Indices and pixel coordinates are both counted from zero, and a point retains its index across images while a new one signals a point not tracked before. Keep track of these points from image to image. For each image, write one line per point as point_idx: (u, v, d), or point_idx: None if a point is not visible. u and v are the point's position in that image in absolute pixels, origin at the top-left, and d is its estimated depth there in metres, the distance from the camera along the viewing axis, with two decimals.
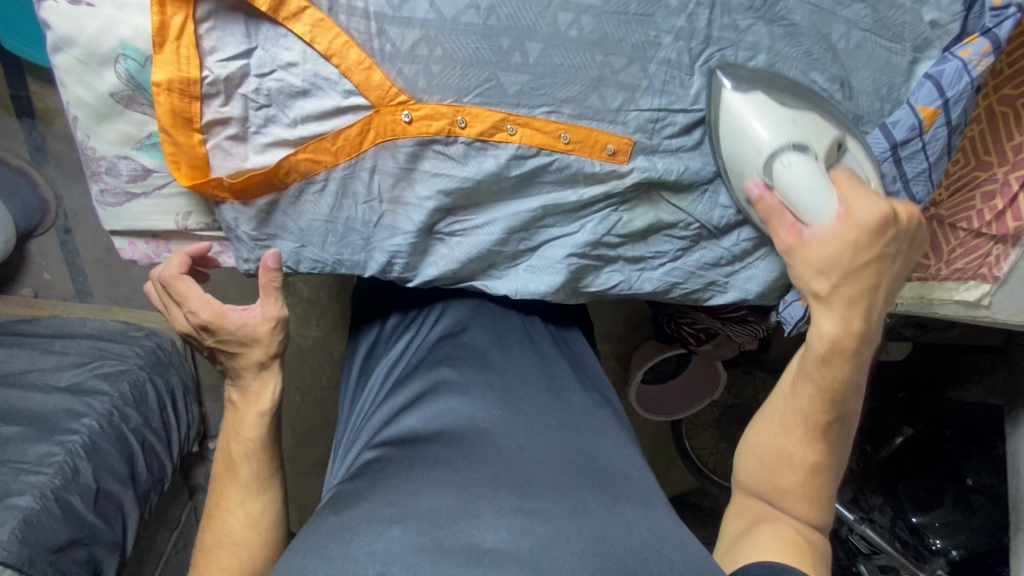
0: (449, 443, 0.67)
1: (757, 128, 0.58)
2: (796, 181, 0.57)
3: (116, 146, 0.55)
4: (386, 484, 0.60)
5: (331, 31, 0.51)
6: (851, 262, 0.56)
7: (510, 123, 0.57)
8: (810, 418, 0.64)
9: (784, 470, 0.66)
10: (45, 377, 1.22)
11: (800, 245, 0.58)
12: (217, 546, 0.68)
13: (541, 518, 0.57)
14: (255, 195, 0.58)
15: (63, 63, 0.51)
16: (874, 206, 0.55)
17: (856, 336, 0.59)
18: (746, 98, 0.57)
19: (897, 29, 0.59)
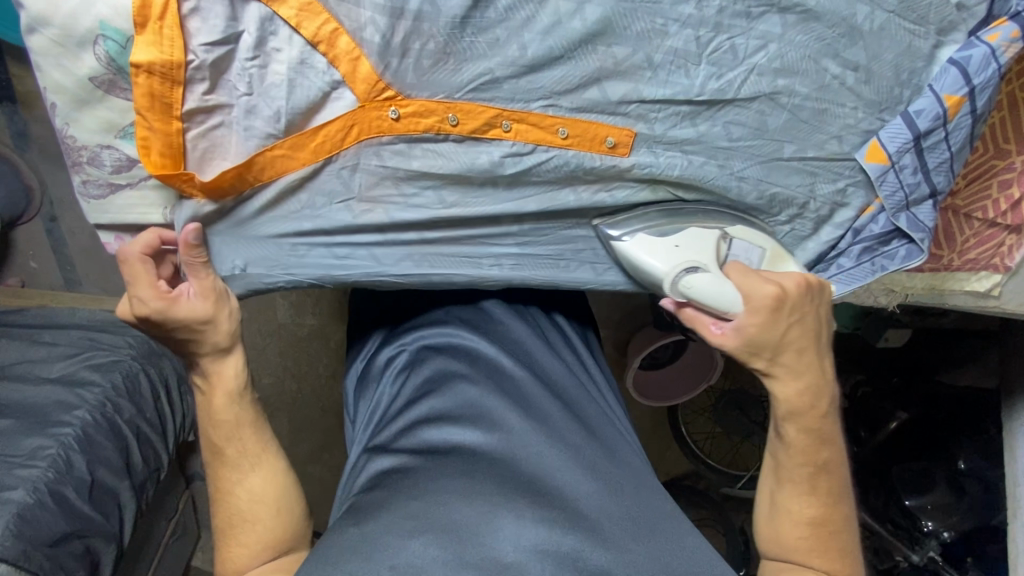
0: (468, 456, 0.65)
1: (653, 263, 0.64)
2: (700, 295, 0.62)
3: (98, 135, 0.51)
4: (408, 497, 0.60)
5: (320, 16, 0.47)
6: (775, 340, 0.60)
7: (504, 119, 0.55)
8: (799, 475, 0.66)
9: (791, 528, 0.66)
10: (35, 369, 1.19)
11: (725, 343, 0.62)
12: (228, 523, 0.65)
13: (565, 528, 0.58)
14: (226, 194, 0.55)
15: (39, 46, 0.46)
16: (766, 286, 0.59)
17: (810, 394, 0.64)
18: (633, 240, 0.64)
19: (922, 11, 0.56)
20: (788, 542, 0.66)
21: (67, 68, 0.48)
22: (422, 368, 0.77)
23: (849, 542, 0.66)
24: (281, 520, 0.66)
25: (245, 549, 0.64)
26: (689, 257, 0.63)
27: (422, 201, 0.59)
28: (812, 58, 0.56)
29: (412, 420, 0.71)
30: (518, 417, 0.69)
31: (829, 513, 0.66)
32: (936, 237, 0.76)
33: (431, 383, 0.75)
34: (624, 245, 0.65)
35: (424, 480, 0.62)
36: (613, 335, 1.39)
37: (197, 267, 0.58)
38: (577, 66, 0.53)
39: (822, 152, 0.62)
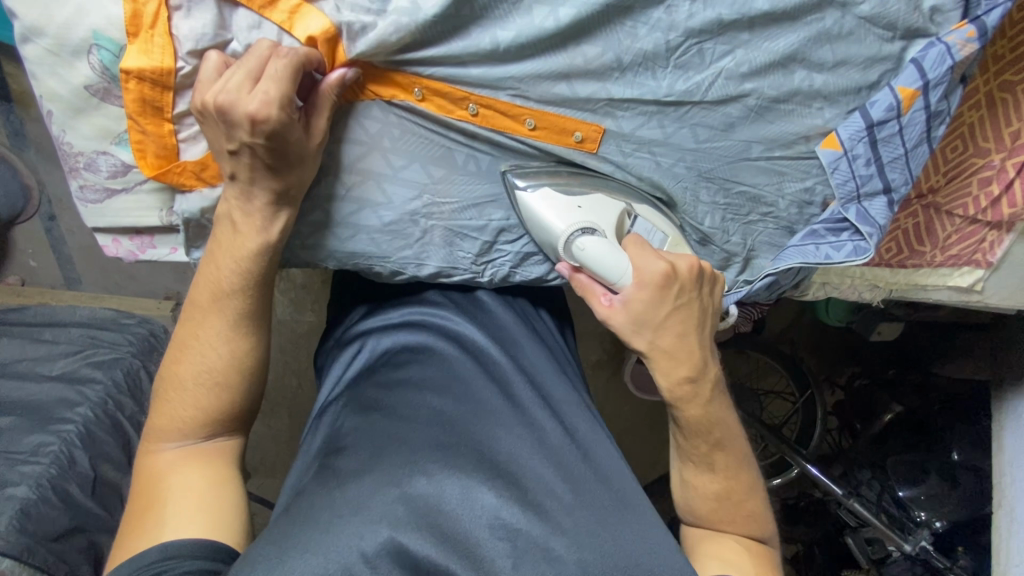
0: (448, 429, 0.66)
1: (550, 222, 0.60)
2: (593, 264, 0.60)
3: (94, 141, 0.52)
4: (389, 461, 0.61)
5: (309, 15, 0.47)
6: (658, 318, 0.60)
7: (471, 102, 0.55)
8: (699, 453, 0.67)
9: (703, 500, 0.68)
10: (36, 366, 1.21)
11: (612, 315, 0.61)
12: (193, 380, 0.59)
13: (535, 511, 0.60)
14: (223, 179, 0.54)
15: (33, 55, 0.47)
16: (657, 262, 0.58)
17: (692, 381, 0.63)
18: (536, 194, 0.59)
19: (891, 18, 0.57)
20: (698, 513, 0.68)
21: (62, 76, 0.49)
22: (401, 341, 0.77)
23: (757, 504, 0.68)
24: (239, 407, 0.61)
25: (197, 411, 0.59)
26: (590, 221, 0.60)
27: (411, 175, 0.58)
28: (780, 65, 0.58)
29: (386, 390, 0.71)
30: (496, 397, 0.70)
31: (730, 481, 0.67)
32: (917, 233, 0.77)
33: (412, 355, 0.75)
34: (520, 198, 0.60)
35: (401, 446, 0.63)
36: (607, 329, 1.42)
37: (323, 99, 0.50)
38: (545, 64, 0.53)
39: (789, 150, 0.63)
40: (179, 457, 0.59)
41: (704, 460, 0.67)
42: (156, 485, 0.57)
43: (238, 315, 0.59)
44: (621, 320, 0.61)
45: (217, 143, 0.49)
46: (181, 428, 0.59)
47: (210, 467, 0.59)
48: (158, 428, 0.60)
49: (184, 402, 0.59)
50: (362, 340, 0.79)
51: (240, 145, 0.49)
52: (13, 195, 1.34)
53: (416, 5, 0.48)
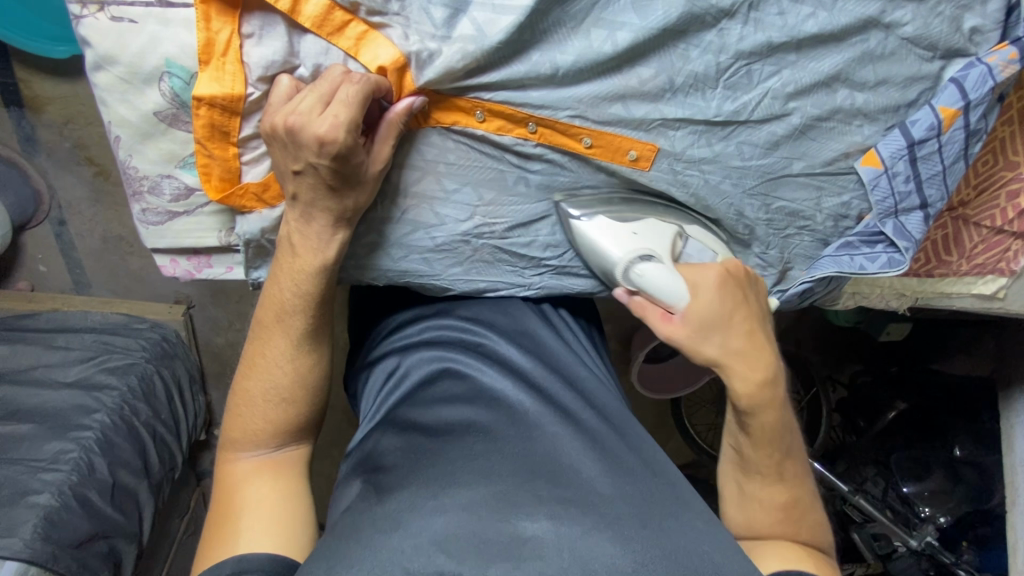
0: (483, 435, 0.64)
1: (605, 247, 0.62)
2: (652, 285, 0.61)
3: (159, 164, 0.53)
4: (425, 473, 0.60)
5: (377, 43, 0.49)
6: (727, 318, 0.59)
7: (531, 121, 0.56)
8: (763, 466, 0.65)
9: (762, 513, 0.66)
10: (52, 373, 1.21)
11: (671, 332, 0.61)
12: (262, 395, 0.62)
13: (581, 509, 0.56)
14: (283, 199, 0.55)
15: (104, 82, 0.49)
16: (709, 271, 0.60)
17: (768, 386, 0.61)
18: (592, 223, 0.62)
19: (934, 38, 0.58)
20: (760, 528, 0.66)
21: (132, 103, 0.50)
22: (434, 362, 0.75)
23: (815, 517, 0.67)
24: (303, 422, 0.64)
25: (267, 424, 0.62)
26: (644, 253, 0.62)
27: (464, 198, 0.60)
28: (825, 84, 0.59)
29: (430, 410, 0.69)
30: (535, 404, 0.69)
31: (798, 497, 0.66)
32: (945, 243, 0.79)
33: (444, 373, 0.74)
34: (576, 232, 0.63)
35: (438, 459, 0.62)
36: (616, 329, 1.44)
37: (392, 128, 0.51)
38: (603, 85, 0.55)
39: (829, 167, 0.64)
40: (253, 468, 0.62)
41: (773, 472, 0.65)
42: (231, 499, 0.60)
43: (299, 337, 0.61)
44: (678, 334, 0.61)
45: (283, 162, 0.51)
46: (252, 441, 0.62)
47: (276, 481, 0.61)
48: (233, 442, 0.63)
49: (254, 416, 0.62)
50: (388, 361, 0.80)
51: (305, 165, 0.50)
52: (23, 200, 1.32)
53: (483, 31, 0.49)
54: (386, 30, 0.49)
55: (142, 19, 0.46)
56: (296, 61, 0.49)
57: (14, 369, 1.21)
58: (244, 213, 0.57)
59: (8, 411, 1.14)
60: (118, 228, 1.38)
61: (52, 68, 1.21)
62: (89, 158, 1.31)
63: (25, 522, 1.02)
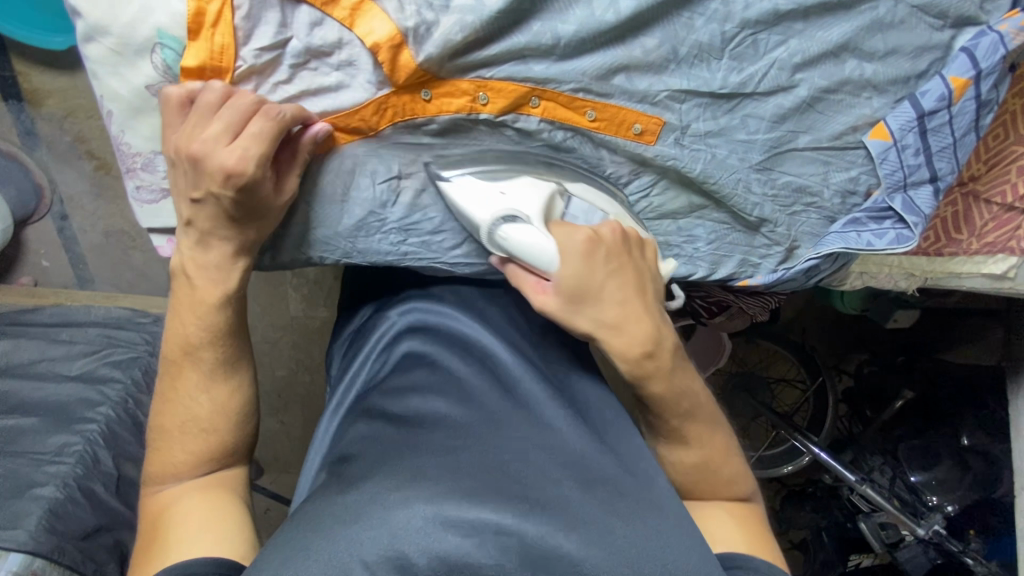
0: (451, 428, 0.57)
1: (467, 210, 0.55)
2: (519, 249, 0.54)
3: (152, 141, 0.52)
4: (390, 465, 0.52)
5: (371, 12, 0.47)
6: (592, 287, 0.54)
7: (534, 96, 0.54)
8: (676, 431, 0.61)
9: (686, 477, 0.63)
10: (56, 366, 1.21)
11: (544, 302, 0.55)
12: (179, 427, 0.58)
13: (549, 509, 0.50)
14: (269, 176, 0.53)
15: (96, 55, 0.48)
16: (576, 234, 0.53)
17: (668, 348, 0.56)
18: (460, 182, 0.55)
19: (942, 7, 0.57)
20: (686, 487, 0.63)
21: (124, 76, 0.49)
22: (407, 348, 0.70)
23: (744, 477, 0.64)
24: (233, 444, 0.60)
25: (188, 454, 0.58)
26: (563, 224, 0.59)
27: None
28: (833, 55, 0.58)
29: (392, 397, 0.63)
30: (512, 397, 0.61)
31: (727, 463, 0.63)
32: (955, 222, 0.78)
33: (416, 360, 0.68)
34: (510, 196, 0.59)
35: (405, 453, 0.54)
36: None
37: (297, 157, 0.52)
38: (606, 56, 0.53)
39: (837, 141, 0.63)
40: (178, 494, 0.57)
41: (680, 437, 0.61)
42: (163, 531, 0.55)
43: (215, 365, 0.59)
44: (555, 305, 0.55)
45: (184, 186, 0.51)
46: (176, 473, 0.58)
47: (208, 505, 0.56)
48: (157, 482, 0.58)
49: (176, 448, 0.58)
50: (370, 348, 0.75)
51: (206, 194, 0.50)
52: (25, 195, 1.31)
53: (481, 1, 0.48)
54: (381, 1, 0.47)
55: None
56: (289, 32, 0.47)
57: (17, 364, 1.21)
58: None
59: (11, 405, 1.14)
60: (119, 222, 1.37)
61: (51, 61, 1.21)
62: (89, 151, 1.30)
63: (29, 514, 1.01)
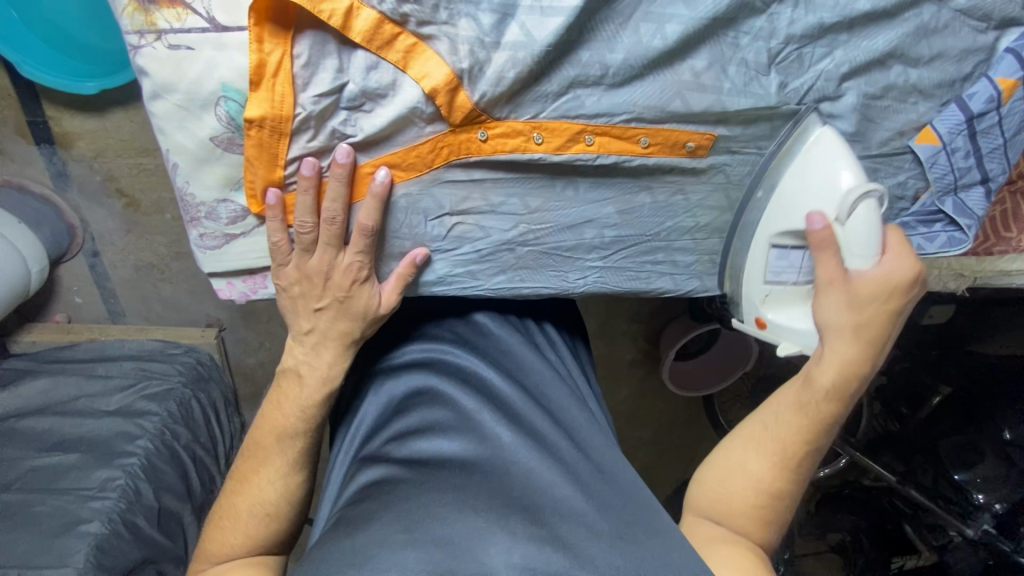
0: (457, 469, 0.61)
1: (843, 171, 0.56)
2: (862, 228, 0.55)
3: (217, 190, 0.54)
4: (396, 506, 0.56)
5: (425, 55, 0.48)
6: (881, 301, 0.58)
7: (588, 133, 0.55)
8: (787, 446, 0.63)
9: (733, 478, 0.65)
10: (94, 402, 1.23)
11: (840, 283, 0.58)
12: (247, 511, 0.66)
13: (554, 545, 0.53)
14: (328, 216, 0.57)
15: (162, 111, 0.49)
16: (910, 262, 0.57)
17: (859, 383, 0.61)
18: (830, 147, 0.57)
19: (988, 9, 0.57)
20: (735, 508, 0.64)
21: (189, 130, 0.50)
22: (409, 383, 0.72)
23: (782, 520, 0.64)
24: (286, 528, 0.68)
25: (245, 538, 0.65)
26: (788, 294, 0.63)
27: (510, 208, 0.59)
28: (879, 62, 0.57)
29: (407, 439, 0.65)
30: (509, 432, 0.64)
31: (787, 487, 0.63)
32: (1004, 218, 0.76)
33: (418, 397, 0.70)
34: (779, 172, 0.60)
35: (417, 492, 0.57)
36: (643, 330, 1.42)
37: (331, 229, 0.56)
38: (654, 80, 0.54)
39: (883, 148, 0.62)
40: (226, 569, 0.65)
41: (786, 457, 0.63)
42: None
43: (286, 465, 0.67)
44: (835, 302, 0.58)
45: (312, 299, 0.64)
46: (228, 551, 0.65)
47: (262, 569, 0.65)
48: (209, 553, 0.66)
49: (235, 530, 0.66)
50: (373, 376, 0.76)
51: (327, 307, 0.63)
52: (58, 235, 1.34)
53: (532, 36, 0.48)
54: (435, 43, 0.48)
55: (198, 46, 0.46)
56: (343, 74, 0.48)
57: (57, 401, 1.23)
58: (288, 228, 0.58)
59: (53, 442, 1.16)
60: (149, 257, 1.40)
61: (80, 105, 1.24)
62: (120, 189, 1.33)
63: (77, 551, 1.01)
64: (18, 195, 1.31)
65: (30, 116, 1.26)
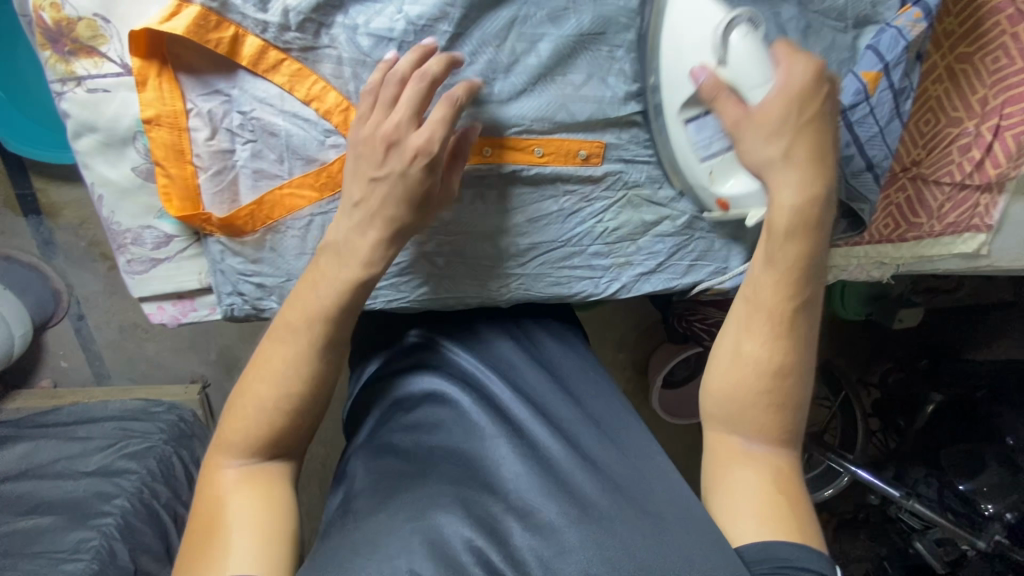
0: (455, 464, 0.58)
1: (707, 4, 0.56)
2: (738, 59, 0.56)
3: (139, 217, 0.58)
4: (393, 504, 0.54)
5: (309, 78, 0.54)
6: (797, 125, 0.54)
7: (485, 146, 0.61)
8: (774, 309, 0.58)
9: (733, 372, 0.60)
10: (73, 464, 1.16)
11: (746, 122, 0.56)
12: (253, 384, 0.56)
13: (557, 540, 0.50)
14: (244, 231, 0.58)
15: (86, 147, 0.55)
16: (806, 63, 0.54)
17: (814, 210, 0.56)
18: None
19: (839, 11, 0.63)
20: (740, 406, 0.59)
21: (113, 163, 0.56)
22: (417, 387, 0.70)
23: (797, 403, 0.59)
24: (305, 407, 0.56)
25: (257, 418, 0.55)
26: (726, 163, 0.62)
27: None
28: None
29: (405, 438, 0.63)
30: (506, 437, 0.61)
31: (787, 359, 0.58)
32: (910, 205, 0.80)
33: (423, 398, 0.68)
34: (659, 40, 0.59)
35: (407, 492, 0.55)
36: (628, 356, 1.43)
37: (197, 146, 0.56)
38: (541, 91, 0.60)
39: None
40: (244, 476, 0.54)
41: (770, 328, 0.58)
42: (223, 513, 0.53)
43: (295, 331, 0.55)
44: (753, 140, 0.55)
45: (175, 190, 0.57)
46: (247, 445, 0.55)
47: (276, 495, 0.55)
48: (226, 444, 0.56)
49: (248, 413, 0.55)
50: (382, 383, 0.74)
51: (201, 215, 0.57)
52: (44, 301, 1.37)
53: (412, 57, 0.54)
54: (319, 67, 0.54)
55: (114, 88, 0.54)
56: (232, 93, 0.54)
57: (37, 465, 1.16)
58: (204, 236, 0.59)
59: (32, 504, 1.09)
60: (133, 316, 1.42)
61: (65, 175, 1.32)
62: (104, 253, 1.38)
63: None
64: (8, 264, 1.36)
65: (18, 189, 1.33)
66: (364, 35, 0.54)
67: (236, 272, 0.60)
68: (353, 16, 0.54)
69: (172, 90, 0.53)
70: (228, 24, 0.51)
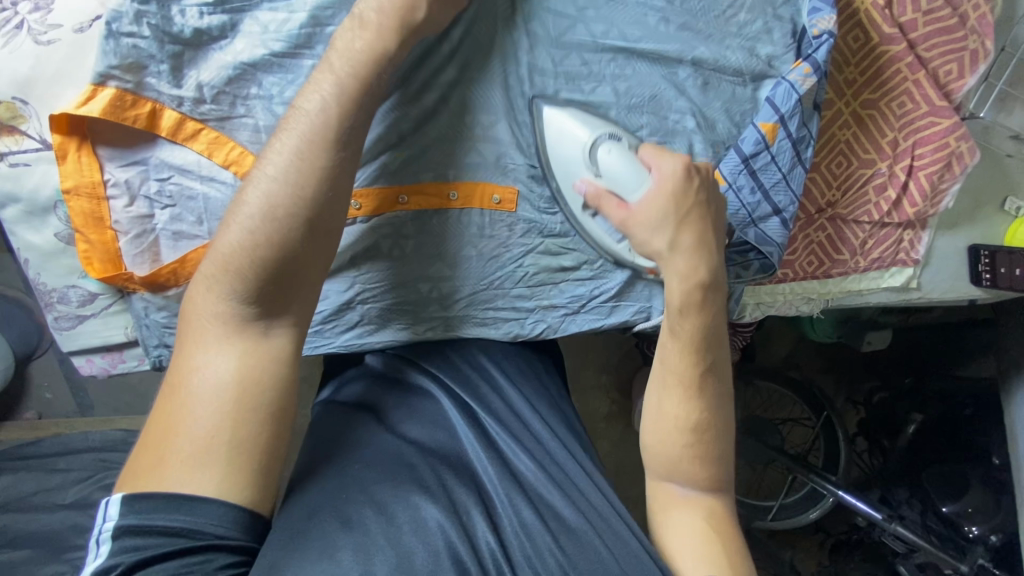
0: (397, 491, 0.56)
1: (572, 131, 0.64)
2: (614, 169, 0.63)
3: (63, 277, 0.63)
4: (309, 532, 0.51)
5: (226, 145, 0.58)
6: (679, 211, 0.61)
7: (402, 193, 0.65)
8: (686, 375, 0.65)
9: (661, 429, 0.66)
10: (49, 498, 1.02)
11: (632, 217, 0.63)
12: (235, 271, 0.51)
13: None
14: (165, 287, 0.62)
15: (13, 216, 0.61)
16: (674, 159, 0.62)
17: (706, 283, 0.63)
18: (561, 117, 0.64)
19: (734, 66, 0.68)
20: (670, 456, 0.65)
21: (37, 229, 0.62)
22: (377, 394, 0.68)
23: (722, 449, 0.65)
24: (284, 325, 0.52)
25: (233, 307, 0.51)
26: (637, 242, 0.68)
27: (340, 273, 0.67)
28: (649, 115, 0.67)
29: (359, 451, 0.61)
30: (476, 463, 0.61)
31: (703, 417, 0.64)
32: (832, 243, 0.81)
33: (389, 407, 0.67)
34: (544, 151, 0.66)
35: (338, 516, 0.52)
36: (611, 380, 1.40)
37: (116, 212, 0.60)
38: (454, 141, 0.65)
39: None
40: (207, 360, 0.51)
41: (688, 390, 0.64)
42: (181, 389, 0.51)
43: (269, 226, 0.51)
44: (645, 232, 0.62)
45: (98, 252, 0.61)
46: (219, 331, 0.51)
47: (262, 369, 0.52)
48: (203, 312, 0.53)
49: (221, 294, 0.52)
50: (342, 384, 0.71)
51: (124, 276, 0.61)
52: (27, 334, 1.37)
53: None
54: (236, 134, 0.58)
55: (34, 162, 0.59)
56: (149, 162, 0.58)
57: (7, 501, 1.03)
58: (131, 293, 0.63)
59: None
60: None
61: None
62: None
63: None
64: None
65: None
66: (279, 104, 0.58)
67: (161, 325, 0.63)
68: (268, 88, 0.57)
69: (89, 162, 0.57)
70: (143, 101, 0.55)
